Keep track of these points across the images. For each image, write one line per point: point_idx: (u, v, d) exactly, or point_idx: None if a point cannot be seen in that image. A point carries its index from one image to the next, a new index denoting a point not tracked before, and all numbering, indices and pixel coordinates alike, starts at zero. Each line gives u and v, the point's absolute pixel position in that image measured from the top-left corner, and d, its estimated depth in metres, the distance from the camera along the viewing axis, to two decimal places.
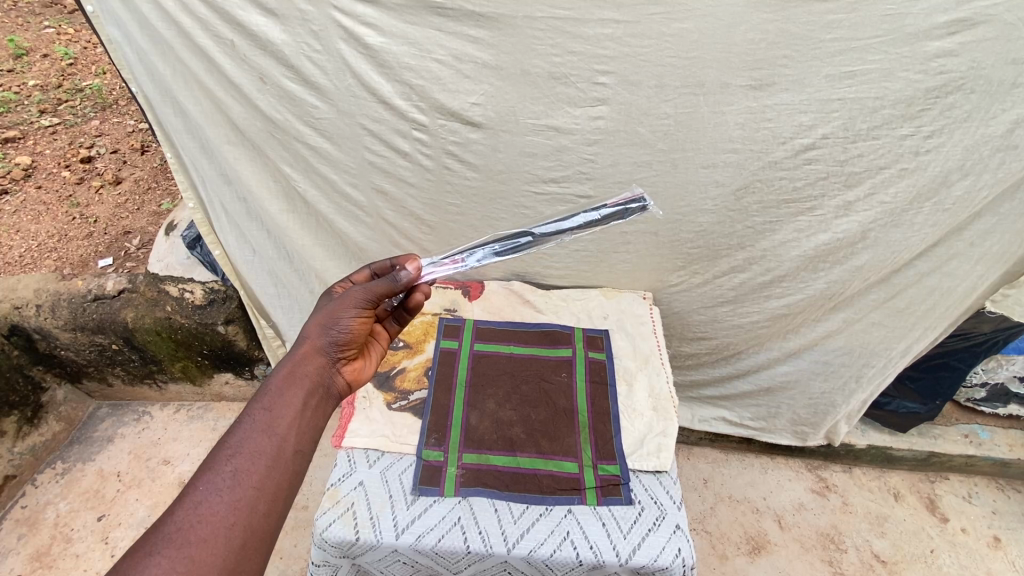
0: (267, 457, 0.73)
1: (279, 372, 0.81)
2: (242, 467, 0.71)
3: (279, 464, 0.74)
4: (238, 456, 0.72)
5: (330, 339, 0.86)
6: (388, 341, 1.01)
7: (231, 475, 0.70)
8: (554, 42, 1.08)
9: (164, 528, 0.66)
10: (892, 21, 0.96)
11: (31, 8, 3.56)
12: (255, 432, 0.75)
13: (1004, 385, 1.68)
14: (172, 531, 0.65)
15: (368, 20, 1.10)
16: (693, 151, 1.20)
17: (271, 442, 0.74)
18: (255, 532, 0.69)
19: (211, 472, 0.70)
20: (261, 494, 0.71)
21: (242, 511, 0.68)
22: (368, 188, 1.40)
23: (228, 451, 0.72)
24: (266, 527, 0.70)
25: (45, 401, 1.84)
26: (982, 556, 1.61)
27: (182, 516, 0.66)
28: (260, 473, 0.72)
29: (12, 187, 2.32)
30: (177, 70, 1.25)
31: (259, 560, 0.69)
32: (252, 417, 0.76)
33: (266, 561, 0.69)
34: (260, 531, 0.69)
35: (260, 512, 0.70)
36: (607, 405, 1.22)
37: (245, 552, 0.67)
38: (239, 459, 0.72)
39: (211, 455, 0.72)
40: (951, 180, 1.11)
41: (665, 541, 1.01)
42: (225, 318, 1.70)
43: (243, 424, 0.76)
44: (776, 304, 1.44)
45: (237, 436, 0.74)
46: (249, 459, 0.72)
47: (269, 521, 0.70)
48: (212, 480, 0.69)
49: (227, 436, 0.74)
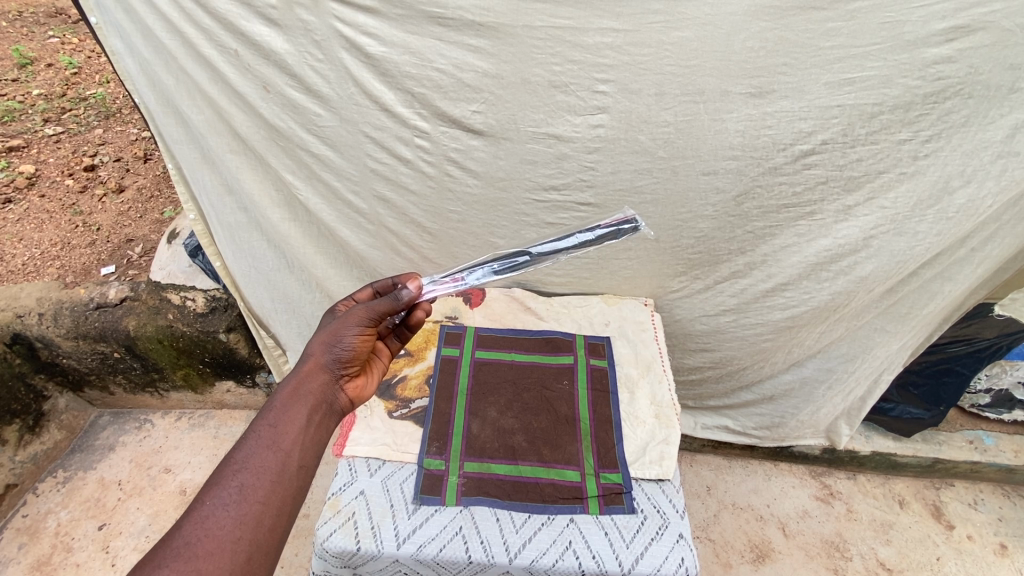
0: (272, 473, 0.73)
1: (283, 389, 0.81)
2: (248, 482, 0.71)
3: (284, 480, 0.74)
4: (244, 471, 0.72)
5: (334, 356, 0.86)
6: (388, 356, 1.01)
7: (238, 490, 0.70)
8: (554, 50, 1.08)
9: (172, 542, 0.65)
10: (890, 28, 0.97)
11: (36, 17, 3.59)
12: (261, 447, 0.74)
13: (1008, 390, 1.67)
14: (180, 545, 0.65)
15: (369, 30, 1.10)
16: (694, 158, 1.20)
17: (276, 458, 0.74)
18: (261, 547, 0.69)
19: (219, 487, 0.70)
20: (266, 509, 0.71)
21: (249, 525, 0.68)
22: (370, 196, 1.40)
23: (235, 466, 0.72)
24: (271, 541, 0.70)
25: (47, 409, 1.84)
26: (988, 563, 1.59)
27: (190, 530, 0.66)
28: (267, 488, 0.72)
29: (15, 196, 2.33)
30: (180, 81, 1.26)
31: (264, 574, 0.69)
32: (257, 432, 0.76)
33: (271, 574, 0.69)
34: (266, 545, 0.69)
35: (266, 526, 0.70)
36: (608, 413, 1.22)
37: (251, 565, 0.67)
38: (245, 474, 0.72)
39: (219, 469, 0.72)
40: (953, 187, 1.11)
41: (668, 550, 1.01)
42: (227, 326, 1.72)
43: (249, 439, 0.75)
44: (778, 313, 1.43)
45: (243, 451, 0.74)
46: (255, 474, 0.72)
47: (275, 535, 0.70)
48: (219, 494, 0.69)
49: (234, 451, 0.74)
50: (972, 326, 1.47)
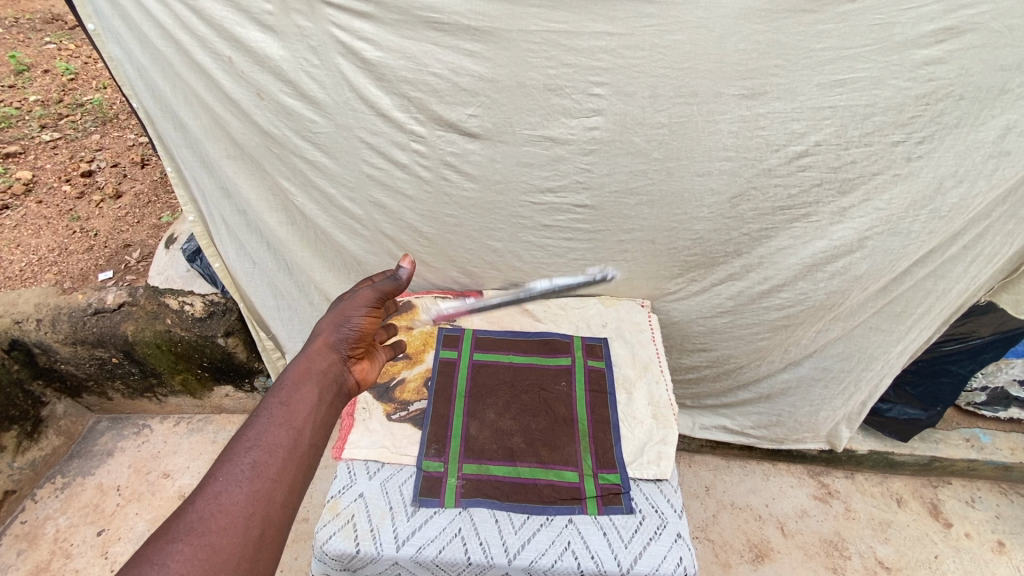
0: (284, 450, 0.74)
1: (294, 368, 0.84)
2: (260, 458, 0.72)
3: (295, 458, 0.74)
4: (256, 448, 0.73)
5: (342, 336, 0.91)
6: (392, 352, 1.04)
7: (250, 466, 0.71)
8: (549, 55, 1.09)
9: (185, 517, 0.65)
10: (880, 30, 0.98)
11: (32, 24, 3.61)
12: (273, 424, 0.76)
13: (1004, 388, 1.68)
14: (194, 520, 0.65)
15: (366, 35, 1.11)
16: (689, 160, 1.21)
17: (288, 436, 0.75)
18: (273, 524, 0.69)
19: (230, 463, 0.70)
20: (279, 485, 0.71)
21: (261, 502, 0.69)
22: (367, 200, 1.40)
23: (246, 443, 0.73)
24: (283, 519, 0.70)
25: (45, 415, 1.84)
26: (986, 561, 1.60)
27: (203, 506, 0.66)
28: (278, 465, 0.72)
29: (13, 202, 2.33)
30: (177, 87, 1.26)
31: (276, 552, 0.68)
32: (268, 411, 0.77)
33: (283, 554, 0.69)
34: (278, 522, 0.69)
35: (278, 504, 0.70)
36: (606, 413, 1.23)
37: (264, 542, 0.67)
38: (257, 451, 0.72)
39: (231, 445, 0.73)
40: (945, 187, 1.12)
41: (666, 550, 1.01)
42: (226, 330, 1.71)
43: (261, 417, 0.76)
44: (775, 313, 1.44)
45: (254, 429, 0.75)
46: (267, 451, 0.73)
47: (287, 512, 0.70)
48: (231, 471, 0.70)
49: (245, 429, 0.75)
50: (967, 324, 1.48)
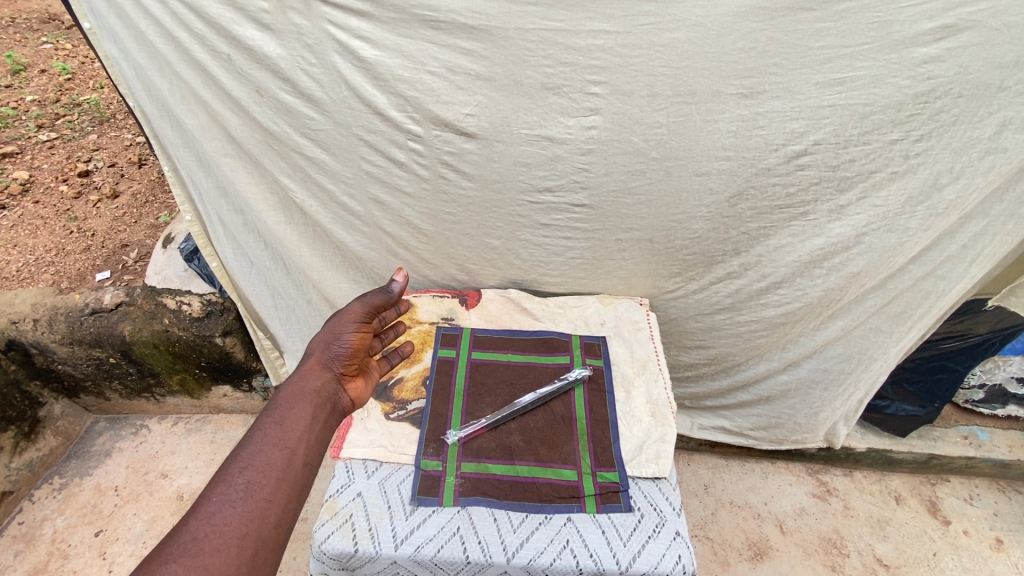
0: (278, 470, 0.78)
1: (288, 388, 0.90)
2: (254, 479, 0.75)
3: (289, 476, 0.78)
4: (250, 469, 0.76)
5: (333, 354, 0.99)
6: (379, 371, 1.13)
7: (244, 487, 0.74)
8: (546, 53, 1.09)
9: (179, 538, 0.68)
10: (878, 28, 0.98)
11: (28, 23, 3.61)
12: (266, 445, 0.80)
13: (1002, 386, 1.69)
14: (187, 541, 0.68)
15: (362, 33, 1.11)
16: (687, 159, 1.21)
17: (282, 455, 0.80)
18: (266, 544, 0.71)
19: (224, 484, 0.74)
20: (272, 505, 0.74)
21: (254, 522, 0.72)
22: (366, 198, 1.40)
23: (241, 464, 0.77)
24: (276, 538, 0.73)
25: (43, 416, 1.83)
26: (984, 559, 1.60)
27: (197, 526, 0.69)
28: (272, 485, 0.76)
29: (10, 203, 2.32)
30: (174, 85, 1.26)
31: (269, 571, 0.71)
32: (263, 431, 0.82)
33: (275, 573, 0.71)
34: (272, 541, 0.72)
35: (271, 524, 0.73)
36: (604, 412, 1.22)
37: (256, 562, 0.70)
38: (251, 472, 0.76)
39: (225, 467, 0.76)
40: (942, 183, 1.12)
41: (665, 548, 1.01)
42: (224, 330, 1.72)
43: (255, 438, 0.81)
44: (772, 312, 1.44)
45: (249, 449, 0.79)
46: (261, 472, 0.76)
47: (280, 532, 0.73)
48: (225, 492, 0.73)
49: (240, 450, 0.79)
50: (965, 322, 1.49)
